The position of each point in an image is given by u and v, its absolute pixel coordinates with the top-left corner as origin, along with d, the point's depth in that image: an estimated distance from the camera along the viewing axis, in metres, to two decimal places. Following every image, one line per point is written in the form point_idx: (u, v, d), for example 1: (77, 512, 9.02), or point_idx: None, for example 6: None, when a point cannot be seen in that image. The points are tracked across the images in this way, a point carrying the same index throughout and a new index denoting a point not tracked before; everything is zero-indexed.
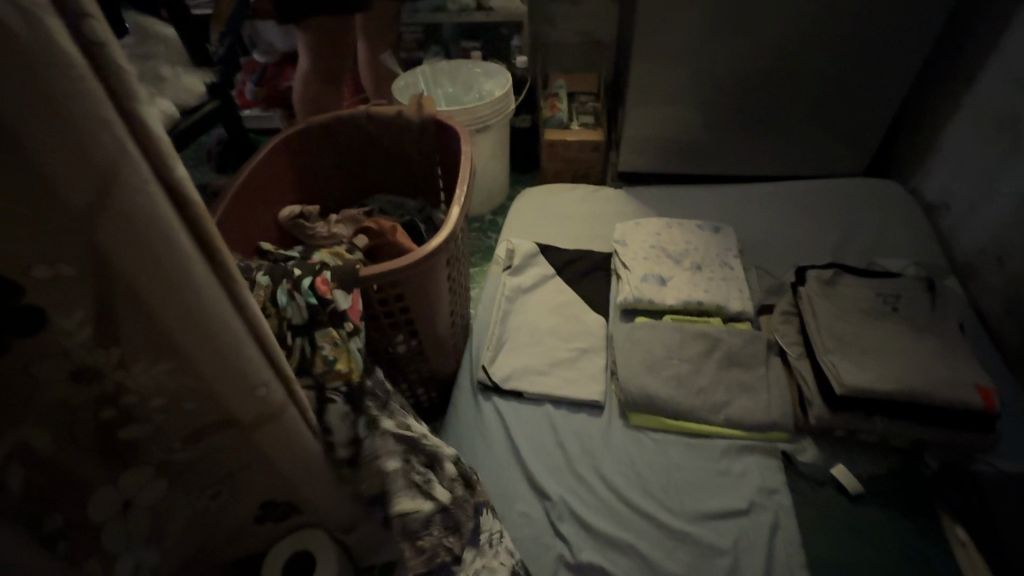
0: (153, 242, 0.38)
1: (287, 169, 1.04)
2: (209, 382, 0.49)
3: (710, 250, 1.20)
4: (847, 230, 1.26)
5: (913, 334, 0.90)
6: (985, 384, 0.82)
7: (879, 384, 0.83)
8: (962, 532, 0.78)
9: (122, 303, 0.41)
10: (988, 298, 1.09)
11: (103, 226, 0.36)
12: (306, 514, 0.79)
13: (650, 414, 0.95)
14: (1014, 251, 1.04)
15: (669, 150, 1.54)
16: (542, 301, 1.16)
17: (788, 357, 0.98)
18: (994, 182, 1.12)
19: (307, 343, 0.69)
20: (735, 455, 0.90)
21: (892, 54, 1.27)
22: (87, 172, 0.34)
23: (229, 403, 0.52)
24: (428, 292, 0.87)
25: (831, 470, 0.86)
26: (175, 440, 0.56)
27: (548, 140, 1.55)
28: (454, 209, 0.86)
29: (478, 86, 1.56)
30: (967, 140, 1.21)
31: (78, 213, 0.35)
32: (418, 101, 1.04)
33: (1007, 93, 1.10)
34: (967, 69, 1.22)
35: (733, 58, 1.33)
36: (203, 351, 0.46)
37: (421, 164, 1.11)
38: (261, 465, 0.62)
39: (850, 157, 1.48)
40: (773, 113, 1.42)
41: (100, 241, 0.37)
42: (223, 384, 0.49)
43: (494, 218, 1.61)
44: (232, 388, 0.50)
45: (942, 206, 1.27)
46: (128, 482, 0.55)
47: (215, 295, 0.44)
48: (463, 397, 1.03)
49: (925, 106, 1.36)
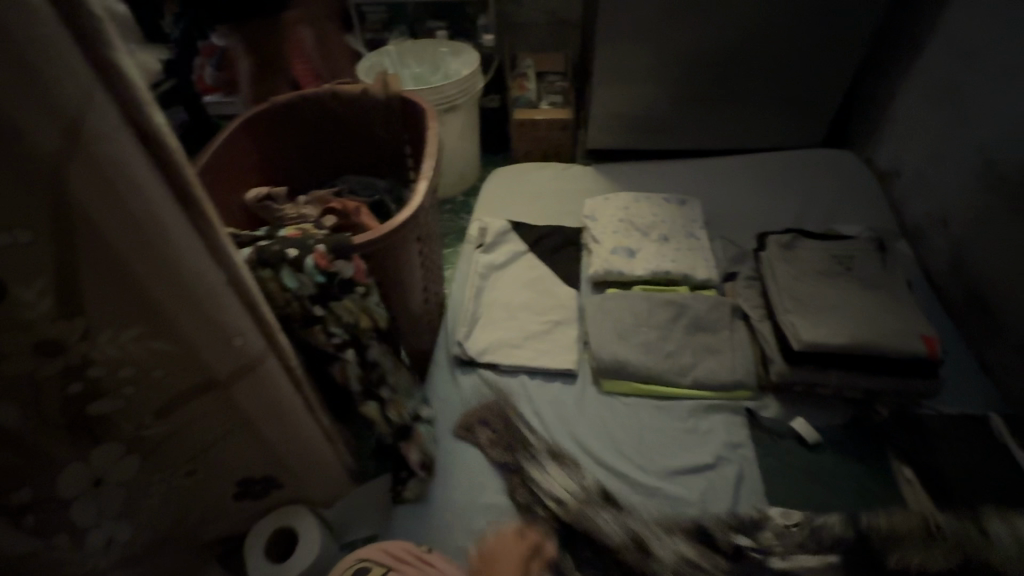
0: (122, 188, 0.43)
1: (250, 151, 1.02)
2: (188, 330, 0.54)
3: (677, 221, 1.23)
4: (806, 200, 1.31)
5: (864, 292, 0.95)
6: (929, 334, 0.88)
7: (832, 340, 0.88)
8: (908, 471, 0.83)
9: (92, 264, 0.46)
10: (936, 259, 1.15)
11: (80, 169, 0.41)
12: (287, 488, 0.80)
13: (621, 380, 0.99)
14: (958, 213, 1.10)
15: (637, 127, 1.57)
16: (515, 277, 1.18)
17: (750, 320, 1.02)
18: (938, 148, 1.18)
19: (332, 312, 0.73)
20: (702, 415, 0.95)
21: (845, 27, 1.32)
22: (62, 117, 0.39)
23: (206, 353, 0.57)
24: (400, 268, 0.87)
25: (791, 423, 0.91)
26: (147, 412, 0.59)
27: (517, 120, 1.55)
28: (421, 183, 0.86)
29: (444, 66, 1.55)
30: (914, 109, 1.27)
31: (58, 157, 0.40)
32: (383, 79, 1.02)
33: (949, 62, 1.15)
34: (914, 41, 1.27)
35: (695, 34, 1.35)
36: (178, 300, 0.51)
37: (389, 143, 1.10)
38: (243, 420, 0.67)
39: (809, 129, 1.53)
40: (735, 87, 1.45)
41: (69, 196, 0.42)
42: (199, 332, 0.55)
43: (466, 199, 1.62)
44: (208, 337, 0.55)
45: (894, 174, 1.32)
46: (98, 459, 0.59)
47: (186, 243, 0.49)
48: (441, 371, 1.05)
49: (878, 78, 1.41)
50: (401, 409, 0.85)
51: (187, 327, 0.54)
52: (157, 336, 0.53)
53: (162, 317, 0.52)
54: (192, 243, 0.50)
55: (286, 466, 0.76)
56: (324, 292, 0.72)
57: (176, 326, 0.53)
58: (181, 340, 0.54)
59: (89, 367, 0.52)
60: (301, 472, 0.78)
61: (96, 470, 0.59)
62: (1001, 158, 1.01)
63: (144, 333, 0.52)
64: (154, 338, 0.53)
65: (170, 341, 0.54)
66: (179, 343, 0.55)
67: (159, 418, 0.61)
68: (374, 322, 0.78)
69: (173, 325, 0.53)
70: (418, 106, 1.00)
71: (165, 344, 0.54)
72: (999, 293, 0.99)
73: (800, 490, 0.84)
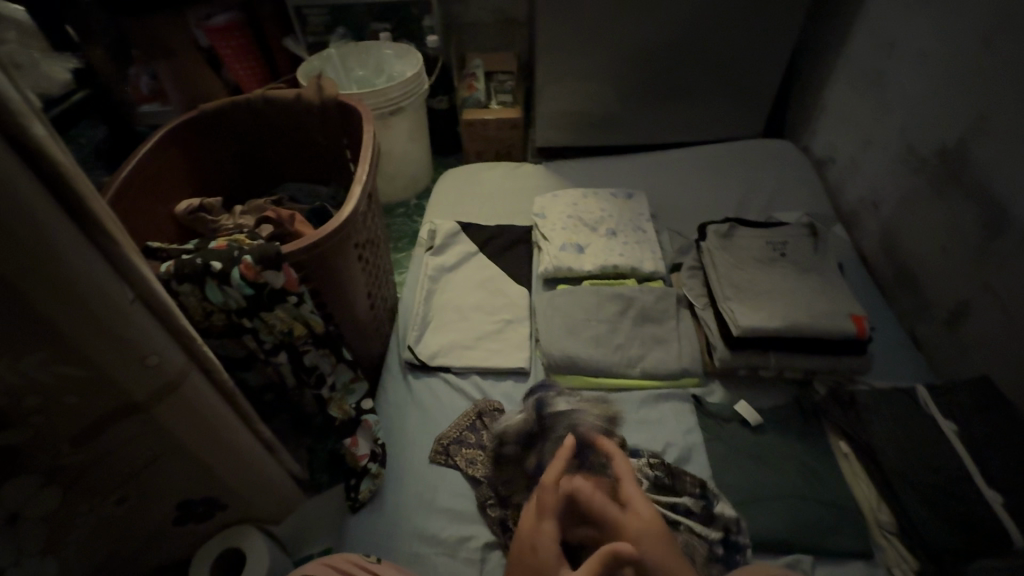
0: (8, 208, 0.42)
1: (180, 161, 0.99)
2: (97, 353, 0.51)
3: (624, 215, 1.25)
4: (748, 189, 1.35)
5: (799, 276, 0.99)
6: (858, 313, 0.92)
7: (769, 323, 0.91)
8: (845, 445, 0.87)
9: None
10: (869, 241, 1.20)
11: None
12: (231, 508, 0.78)
13: (573, 374, 1.00)
14: (886, 196, 1.16)
15: (585, 123, 1.58)
16: (465, 278, 1.17)
17: (695, 309, 1.05)
18: (867, 135, 1.23)
19: (259, 322, 0.72)
20: (652, 404, 0.96)
21: (776, 21, 1.36)
22: None
23: (120, 375, 0.54)
24: (339, 275, 0.85)
25: (736, 407, 0.94)
26: (63, 441, 0.57)
27: (466, 120, 1.55)
28: (356, 187, 0.85)
29: (388, 68, 1.53)
30: (844, 98, 1.32)
31: None
32: (317, 84, 1.00)
33: (872, 52, 1.21)
34: (841, 32, 1.33)
35: (634, 30, 1.37)
36: (81, 322, 0.49)
37: (328, 149, 1.08)
38: (173, 441, 0.64)
39: (751, 120, 1.58)
40: (677, 81, 1.48)
41: None
42: (109, 355, 0.52)
43: (419, 202, 1.60)
44: (120, 359, 0.53)
45: (829, 161, 1.38)
46: (13, 495, 0.56)
47: (84, 261, 0.47)
48: (392, 377, 1.04)
49: (811, 69, 1.46)
50: (344, 406, 0.86)
51: (95, 350, 0.51)
52: (63, 362, 0.51)
53: (66, 340, 0.50)
54: (91, 260, 0.48)
55: (228, 485, 0.74)
56: (253, 304, 0.70)
57: (83, 349, 0.51)
58: (90, 364, 0.52)
59: None
60: (245, 489, 0.76)
61: (12, 507, 0.56)
62: (921, 143, 1.06)
63: (47, 359, 0.50)
64: (60, 364, 0.51)
65: (78, 365, 0.52)
66: (88, 368, 0.52)
67: (77, 447, 0.58)
68: (309, 327, 0.77)
69: (79, 349, 0.51)
70: (353, 109, 0.98)
71: (73, 369, 0.52)
72: (924, 271, 1.04)
73: (746, 471, 0.87)
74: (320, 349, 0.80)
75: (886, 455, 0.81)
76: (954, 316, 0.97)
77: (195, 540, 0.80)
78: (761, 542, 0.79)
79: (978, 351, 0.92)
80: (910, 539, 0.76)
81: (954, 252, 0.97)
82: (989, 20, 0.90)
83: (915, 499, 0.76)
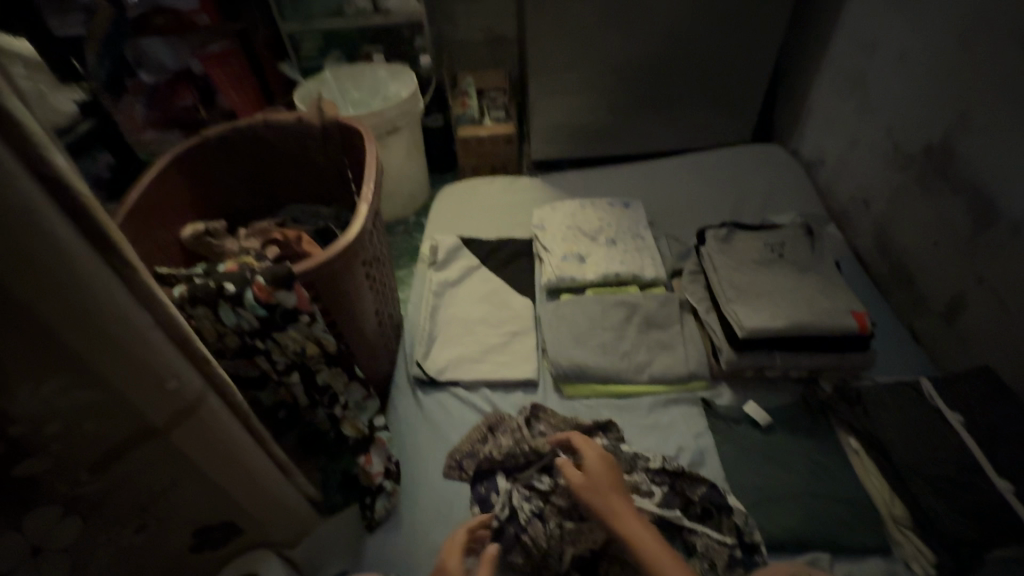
0: (33, 242, 0.42)
1: (183, 188, 1.00)
2: (117, 376, 0.52)
3: (622, 224, 1.27)
4: (741, 193, 1.37)
5: (798, 276, 1.00)
6: (859, 310, 0.94)
7: (773, 323, 0.92)
8: (854, 441, 0.89)
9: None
10: (862, 239, 1.23)
11: None
12: (248, 532, 0.77)
13: (581, 383, 1.00)
14: (876, 194, 1.18)
15: (578, 135, 1.61)
16: (469, 292, 1.18)
17: (698, 313, 1.06)
18: (854, 136, 1.26)
19: (271, 343, 0.73)
20: (662, 409, 0.97)
21: (760, 30, 1.40)
22: None
23: (138, 399, 0.54)
24: (348, 294, 0.86)
25: (744, 409, 0.95)
26: (81, 468, 0.56)
27: (461, 137, 1.57)
28: (362, 206, 0.86)
29: (383, 89, 1.55)
30: (829, 102, 1.36)
31: None
32: (318, 106, 1.01)
33: (854, 57, 1.25)
34: (822, 39, 1.37)
35: (623, 43, 1.41)
36: (103, 347, 0.49)
37: (329, 170, 1.09)
38: (190, 467, 0.64)
39: (739, 127, 1.61)
40: (666, 91, 1.52)
41: None
42: (129, 379, 0.52)
43: (417, 219, 1.62)
44: (140, 383, 0.53)
45: (818, 163, 1.41)
46: (31, 525, 0.55)
47: (106, 288, 0.47)
48: (401, 393, 1.04)
49: (795, 75, 1.50)
50: (357, 424, 0.86)
51: (115, 374, 0.51)
52: (83, 387, 0.51)
53: (86, 365, 0.50)
54: (113, 288, 0.48)
55: (243, 510, 0.73)
56: (265, 324, 0.71)
57: (103, 374, 0.51)
58: (110, 388, 0.52)
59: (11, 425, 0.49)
60: (261, 513, 0.75)
61: (31, 537, 0.56)
62: (908, 142, 1.09)
63: (67, 385, 0.50)
64: (81, 389, 0.51)
65: (97, 390, 0.52)
66: (108, 392, 0.52)
67: (95, 474, 0.58)
68: (320, 347, 0.77)
69: (99, 374, 0.51)
70: (355, 130, 1.00)
71: (92, 394, 0.52)
72: (918, 266, 1.06)
73: (759, 472, 0.87)
74: (332, 368, 0.81)
75: (896, 449, 0.82)
76: (952, 309, 0.99)
77: (211, 567, 0.79)
78: (780, 542, 0.80)
79: (977, 343, 0.94)
80: (925, 531, 0.77)
81: (946, 246, 1.00)
82: (969, 22, 0.93)
83: (927, 491, 0.77)
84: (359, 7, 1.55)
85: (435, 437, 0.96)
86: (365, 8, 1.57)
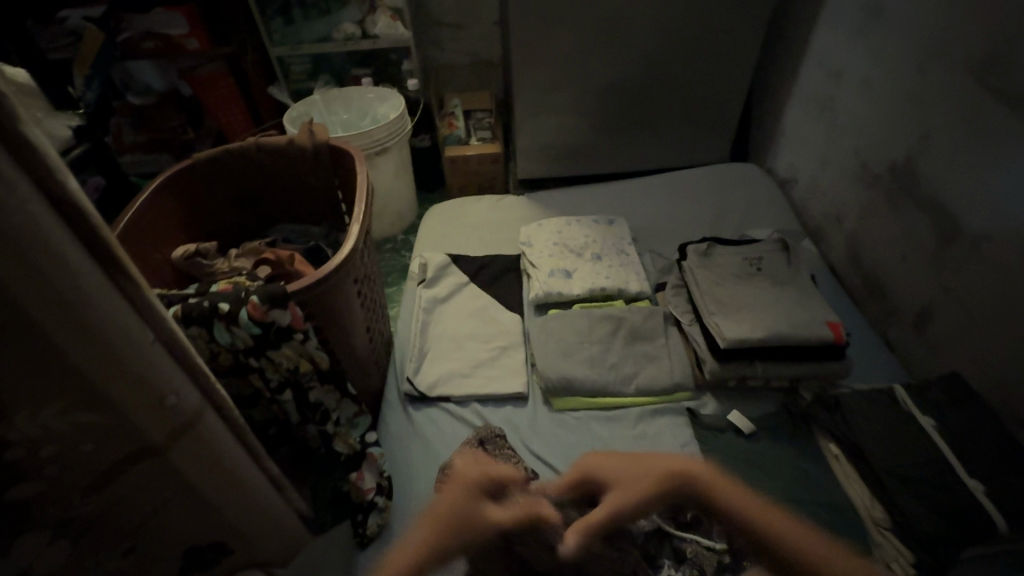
0: (44, 263, 0.43)
1: (175, 208, 1.01)
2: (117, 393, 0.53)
3: (607, 240, 1.30)
4: (720, 209, 1.43)
5: (777, 288, 1.05)
6: (834, 320, 0.99)
7: (754, 334, 0.96)
8: (835, 447, 0.92)
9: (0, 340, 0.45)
10: (835, 252, 1.28)
11: None
12: (241, 553, 0.77)
13: (570, 396, 1.02)
14: (848, 209, 1.24)
15: (562, 154, 1.66)
16: (459, 308, 1.20)
17: (682, 325, 1.10)
18: (825, 154, 1.32)
19: (265, 361, 0.74)
20: (649, 419, 1.00)
21: (735, 54, 1.46)
22: None
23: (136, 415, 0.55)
24: (341, 312, 0.88)
25: (727, 417, 0.98)
26: (75, 490, 0.56)
27: (449, 157, 1.61)
28: (354, 225, 0.88)
29: (371, 111, 1.58)
30: (801, 122, 1.42)
31: None
32: (309, 129, 1.04)
33: (823, 80, 1.31)
34: (793, 63, 1.44)
35: (604, 67, 1.46)
36: (106, 366, 0.50)
37: (320, 190, 1.11)
38: (186, 486, 0.64)
39: (717, 145, 1.67)
40: (647, 112, 1.57)
41: None
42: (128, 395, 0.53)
43: (406, 237, 1.64)
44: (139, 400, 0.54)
45: (792, 180, 1.47)
46: (22, 549, 0.55)
47: (112, 308, 0.48)
48: (391, 411, 1.05)
49: (769, 96, 1.57)
50: (348, 440, 0.87)
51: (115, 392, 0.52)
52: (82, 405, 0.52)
53: (87, 385, 0.50)
54: (118, 308, 0.49)
55: (238, 529, 0.73)
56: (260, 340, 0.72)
57: (105, 393, 0.52)
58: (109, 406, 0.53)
59: (8, 448, 0.50)
60: (253, 533, 0.75)
61: (22, 560, 0.56)
62: (875, 160, 1.15)
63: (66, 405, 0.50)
64: (81, 408, 0.52)
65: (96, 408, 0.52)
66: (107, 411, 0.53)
67: (89, 495, 0.58)
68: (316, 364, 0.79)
69: (100, 394, 0.52)
70: (347, 152, 1.02)
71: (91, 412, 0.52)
72: (889, 278, 1.11)
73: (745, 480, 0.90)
74: (325, 385, 0.82)
75: (873, 454, 0.85)
76: (922, 319, 1.04)
77: None
78: None
79: (947, 350, 0.98)
80: (902, 533, 0.80)
81: (914, 259, 1.05)
82: (927, 48, 0.99)
83: (903, 494, 0.80)
84: (347, 33, 1.54)
85: (427, 454, 0.97)
86: (353, 33, 1.55)
